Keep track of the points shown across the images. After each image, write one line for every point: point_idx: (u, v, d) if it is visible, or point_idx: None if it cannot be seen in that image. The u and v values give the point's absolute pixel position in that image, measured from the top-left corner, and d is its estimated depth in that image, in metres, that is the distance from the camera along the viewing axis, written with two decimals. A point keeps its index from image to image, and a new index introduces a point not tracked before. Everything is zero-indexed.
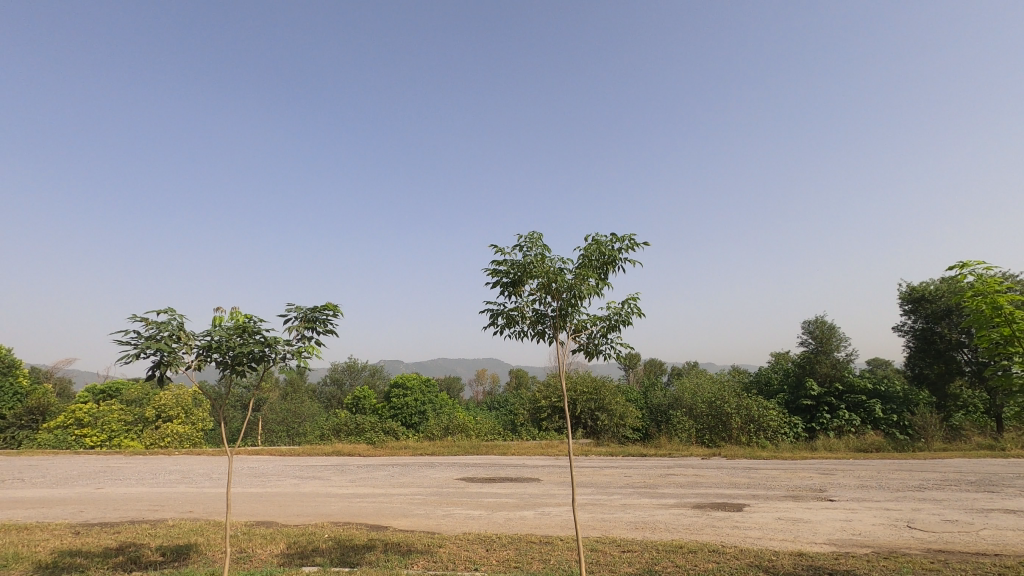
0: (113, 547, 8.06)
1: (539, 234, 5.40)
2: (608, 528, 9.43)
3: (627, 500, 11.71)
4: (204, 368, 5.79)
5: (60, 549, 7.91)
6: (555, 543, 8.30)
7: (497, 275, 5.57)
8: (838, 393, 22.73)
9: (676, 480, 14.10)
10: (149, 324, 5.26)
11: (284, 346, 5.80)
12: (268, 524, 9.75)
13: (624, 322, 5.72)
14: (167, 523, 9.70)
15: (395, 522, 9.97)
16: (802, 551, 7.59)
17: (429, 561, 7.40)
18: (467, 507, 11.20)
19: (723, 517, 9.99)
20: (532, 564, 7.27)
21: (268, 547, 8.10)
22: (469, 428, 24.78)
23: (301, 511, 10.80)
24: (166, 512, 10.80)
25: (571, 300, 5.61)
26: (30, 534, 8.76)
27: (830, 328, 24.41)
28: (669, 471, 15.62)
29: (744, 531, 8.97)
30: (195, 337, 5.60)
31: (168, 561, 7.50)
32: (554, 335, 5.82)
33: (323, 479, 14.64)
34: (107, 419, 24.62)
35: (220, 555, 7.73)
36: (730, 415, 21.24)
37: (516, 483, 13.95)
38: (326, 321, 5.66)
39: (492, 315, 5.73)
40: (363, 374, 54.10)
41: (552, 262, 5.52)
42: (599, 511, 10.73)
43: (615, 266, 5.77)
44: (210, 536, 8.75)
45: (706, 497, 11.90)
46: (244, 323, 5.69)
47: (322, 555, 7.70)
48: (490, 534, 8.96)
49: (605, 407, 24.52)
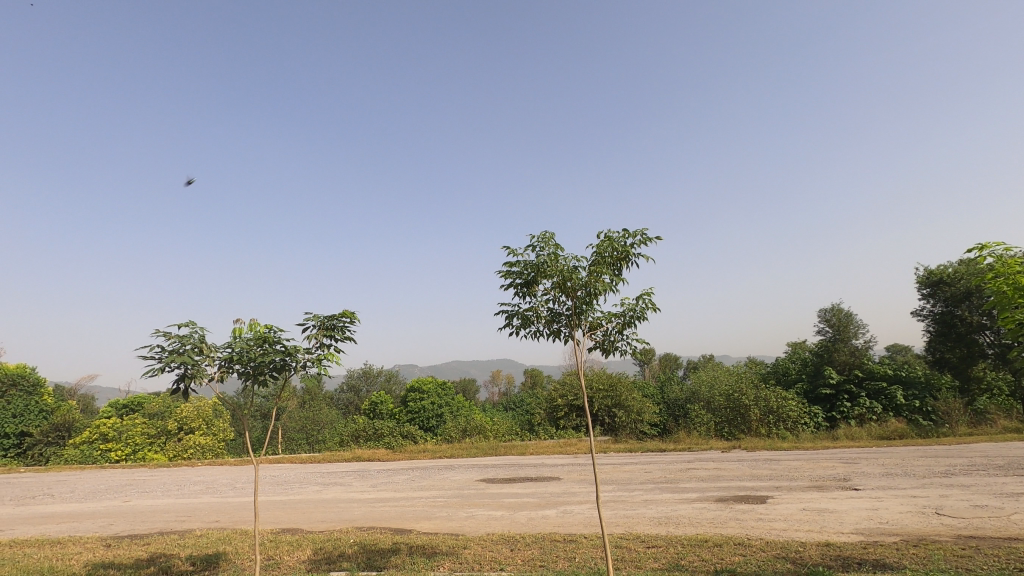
0: (144, 558, 8.22)
1: (552, 233, 5.41)
2: (631, 524, 9.41)
3: (649, 495, 11.69)
4: (226, 380, 5.89)
5: (93, 562, 8.08)
6: (579, 541, 8.32)
7: (511, 275, 5.60)
8: (858, 380, 22.46)
9: (697, 474, 14.04)
10: (172, 338, 5.38)
11: (304, 355, 5.87)
12: (293, 531, 9.88)
13: (639, 317, 5.71)
14: (195, 534, 9.87)
15: (419, 525, 10.06)
16: (829, 542, 7.54)
17: (455, 562, 7.48)
18: (489, 507, 11.25)
19: (747, 510, 9.93)
20: (558, 563, 7.29)
21: (296, 553, 8.23)
22: (486, 430, 24.87)
23: (325, 518, 10.92)
24: (193, 523, 10.97)
25: (586, 297, 5.63)
26: (64, 548, 8.98)
27: (847, 316, 24.25)
28: (689, 465, 15.53)
29: (769, 523, 8.92)
30: (217, 349, 5.71)
31: (199, 570, 7.65)
32: (569, 333, 5.84)
33: (345, 485, 14.80)
34: (131, 433, 25.15)
35: (249, 563, 7.87)
36: (749, 407, 21.15)
37: (537, 482, 13.99)
38: (344, 328, 5.72)
39: (507, 316, 5.77)
40: (380, 380, 54.56)
41: (566, 261, 5.53)
42: (621, 507, 10.72)
43: (629, 261, 5.76)
44: (238, 544, 8.91)
45: (728, 490, 11.81)
46: (265, 333, 5.79)
47: (349, 560, 7.81)
48: (513, 534, 9.01)
49: (622, 403, 24.51)
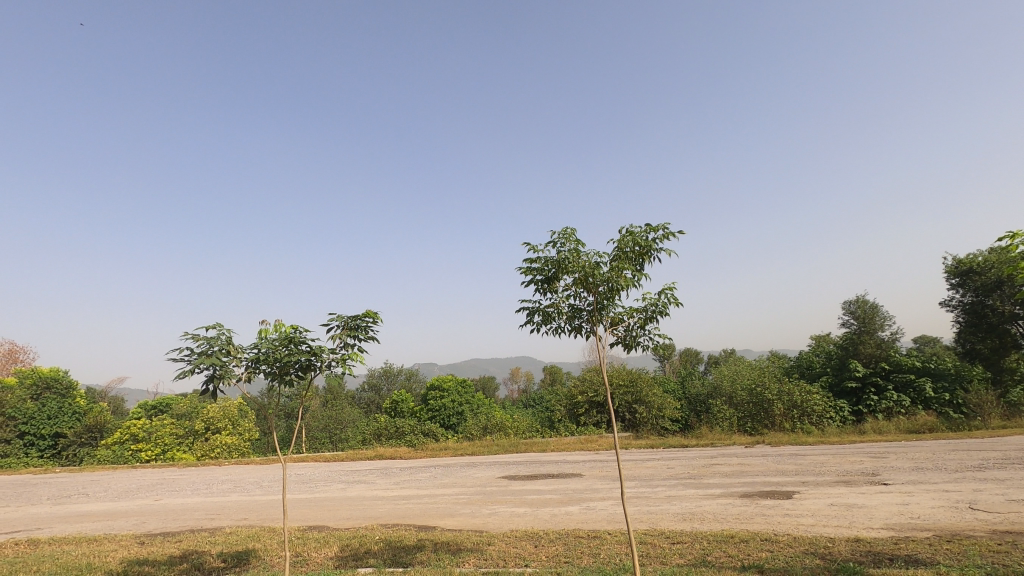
0: (177, 555, 8.43)
1: (573, 229, 5.39)
2: (656, 520, 9.35)
3: (672, 491, 11.62)
4: (254, 380, 6.00)
5: (128, 559, 8.30)
6: (603, 538, 8.30)
7: (532, 272, 5.60)
8: (884, 373, 22.03)
9: (721, 470, 13.91)
10: (200, 340, 5.49)
11: (329, 354, 5.96)
12: (319, 528, 10.03)
13: (662, 312, 5.68)
14: (224, 531, 10.07)
15: (442, 522, 10.14)
16: (859, 538, 7.42)
17: (480, 558, 7.51)
18: (511, 504, 11.29)
19: (773, 506, 9.79)
20: (582, 559, 7.29)
21: (323, 550, 8.36)
22: (507, 427, 24.93)
23: (351, 515, 11.07)
24: (222, 520, 11.20)
25: (608, 292, 5.62)
26: (99, 546, 9.23)
27: (872, 307, 23.77)
28: (713, 461, 15.37)
29: (796, 518, 8.80)
30: (244, 350, 5.81)
31: (230, 567, 7.82)
32: (591, 329, 5.83)
33: (368, 483, 14.97)
34: (160, 433, 25.85)
35: (278, 560, 8.02)
36: (772, 402, 20.88)
37: (559, 479, 14.00)
38: (367, 328, 5.77)
39: (528, 312, 5.78)
40: (400, 378, 55.07)
41: (587, 256, 5.51)
42: (644, 503, 10.66)
43: (651, 256, 5.73)
44: (267, 541, 9.07)
45: (753, 485, 11.67)
46: (290, 334, 5.88)
47: (376, 557, 7.91)
48: (536, 530, 9.04)
49: (642, 399, 24.37)
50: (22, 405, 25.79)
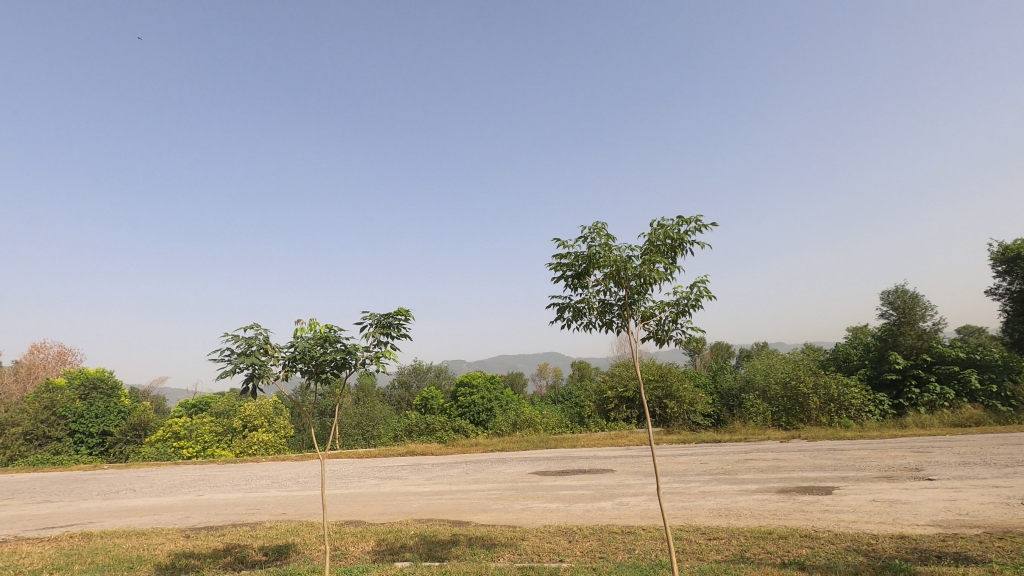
0: (221, 549, 8.70)
1: (604, 223, 5.35)
2: (691, 516, 9.25)
3: (707, 487, 11.48)
4: (291, 378, 6.15)
5: (175, 552, 8.61)
6: (637, 533, 8.25)
7: (562, 268, 5.59)
8: (926, 365, 21.28)
9: (756, 465, 13.66)
10: (239, 341, 5.66)
11: (363, 352, 6.05)
12: (356, 523, 10.23)
13: (694, 305, 5.59)
14: (264, 526, 10.35)
15: (476, 517, 10.23)
16: (904, 535, 7.19)
17: (515, 553, 7.55)
18: (544, 500, 11.31)
19: (812, 502, 9.57)
20: (617, 555, 7.26)
21: (360, 544, 8.53)
22: (536, 423, 24.97)
23: (386, 510, 11.25)
24: (262, 515, 11.52)
25: (639, 287, 5.57)
26: (148, 539, 9.59)
27: (913, 297, 22.82)
28: (747, 456, 15.10)
29: (836, 514, 8.59)
30: (281, 349, 5.95)
31: (271, 560, 8.03)
32: (622, 324, 5.79)
33: (401, 479, 15.19)
34: (201, 431, 26.82)
35: (317, 554, 8.20)
36: (808, 396, 20.43)
37: (590, 474, 13.96)
38: (400, 325, 5.85)
39: (559, 309, 5.77)
40: (429, 375, 55.64)
41: (618, 251, 5.46)
42: (678, 499, 10.56)
43: (683, 248, 5.65)
44: (306, 535, 9.29)
45: (791, 481, 11.43)
46: (325, 333, 5.98)
47: (411, 551, 8.03)
48: (570, 525, 9.04)
49: (673, 393, 24.03)
50: (71, 404, 26.94)
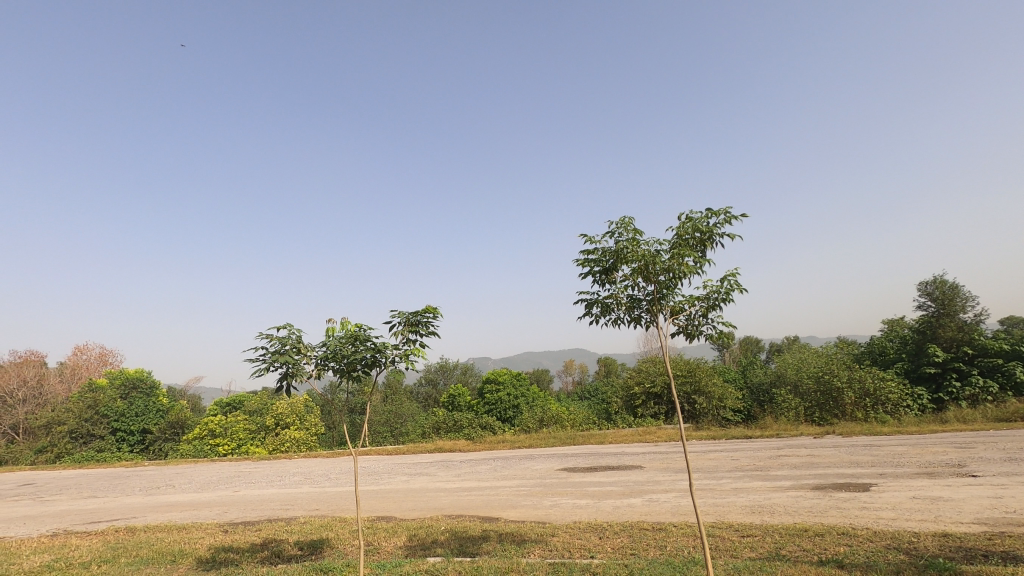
0: (258, 543, 8.93)
1: (631, 218, 5.31)
2: (723, 513, 9.12)
3: (739, 483, 11.29)
4: (323, 376, 6.27)
5: (215, 546, 8.87)
6: (669, 530, 8.18)
7: (589, 263, 5.56)
8: (967, 358, 20.54)
9: (789, 461, 13.40)
10: (273, 340, 5.79)
11: (393, 350, 6.13)
12: (387, 518, 10.38)
13: (725, 299, 5.51)
14: (299, 521, 10.58)
15: (505, 513, 10.27)
16: (947, 533, 6.96)
17: (545, 549, 7.56)
18: (573, 496, 11.31)
19: (849, 498, 9.34)
20: (649, 551, 7.21)
21: (392, 540, 8.66)
22: (563, 419, 24.92)
23: (416, 506, 11.39)
24: (296, 510, 11.79)
25: (668, 282, 5.51)
26: (189, 533, 9.90)
27: (952, 288, 21.77)
28: (780, 452, 14.80)
29: (874, 512, 8.37)
30: (313, 348, 6.07)
31: (306, 555, 8.21)
32: (651, 319, 5.73)
33: (430, 476, 15.33)
34: (235, 429, 27.63)
35: (351, 549, 8.35)
36: (842, 390, 19.95)
37: (619, 471, 13.89)
38: (428, 323, 5.91)
39: (586, 304, 5.75)
40: (456, 373, 55.99)
41: (646, 245, 5.41)
42: (710, 495, 10.42)
43: (712, 242, 5.56)
44: (339, 531, 9.47)
45: (826, 477, 11.17)
46: (355, 332, 6.08)
47: (443, 547, 8.11)
48: (599, 522, 9.01)
49: (702, 389, 23.74)
50: (113, 403, 27.91)
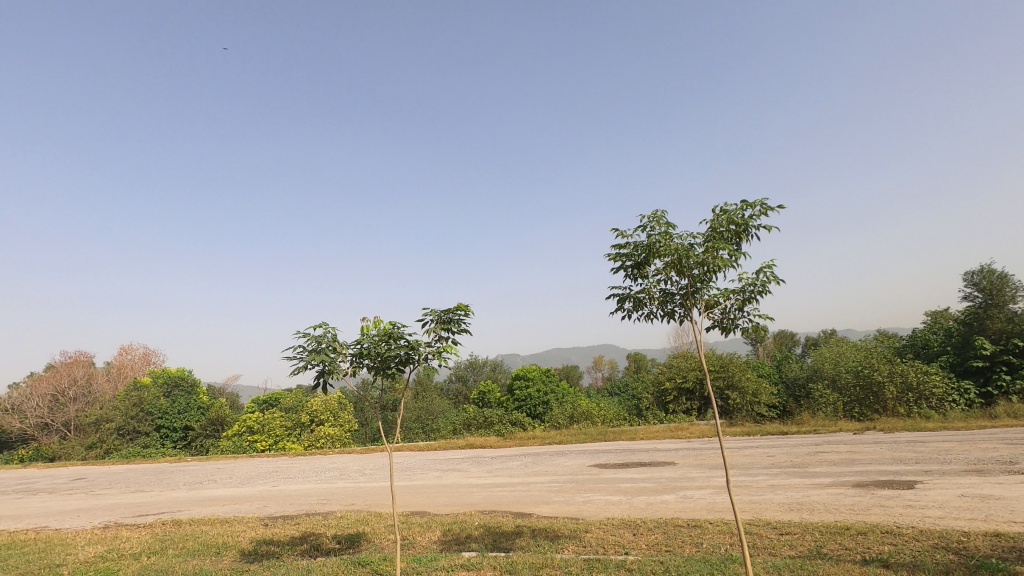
0: (298, 536, 9.17)
1: (663, 211, 5.24)
2: (760, 510, 8.96)
3: (776, 480, 11.07)
4: (359, 374, 6.39)
5: (257, 539, 9.15)
6: (704, 527, 8.08)
7: (621, 258, 5.52)
8: (1018, 350, 19.58)
9: (828, 458, 13.05)
10: (310, 339, 5.93)
11: (426, 348, 6.20)
12: (422, 513, 10.53)
13: (761, 292, 5.40)
14: (336, 515, 10.82)
15: (538, 509, 10.31)
16: (999, 532, 6.69)
17: (580, 545, 7.56)
18: (605, 492, 11.26)
19: (892, 496, 9.06)
20: (684, 548, 7.13)
21: (427, 534, 8.78)
22: (594, 415, 24.84)
23: (449, 502, 11.53)
24: (333, 505, 12.06)
25: (702, 275, 5.42)
26: (231, 526, 10.23)
27: (1002, 277, 20.70)
28: (818, 448, 14.43)
29: (920, 510, 8.09)
30: (348, 346, 6.19)
31: (344, 548, 8.40)
32: (685, 313, 5.65)
33: (462, 471, 15.48)
34: (272, 426, 28.40)
35: (387, 543, 8.51)
36: (883, 385, 19.33)
37: (652, 467, 13.77)
38: (460, 321, 5.95)
39: (618, 299, 5.71)
40: (485, 369, 56.40)
41: (679, 239, 5.34)
42: (745, 492, 10.25)
43: (748, 234, 5.45)
44: (375, 525, 9.66)
45: (868, 474, 10.84)
46: (389, 330, 6.15)
47: (477, 541, 8.18)
48: (633, 518, 8.96)
49: (735, 384, 23.30)
50: (156, 401, 28.96)
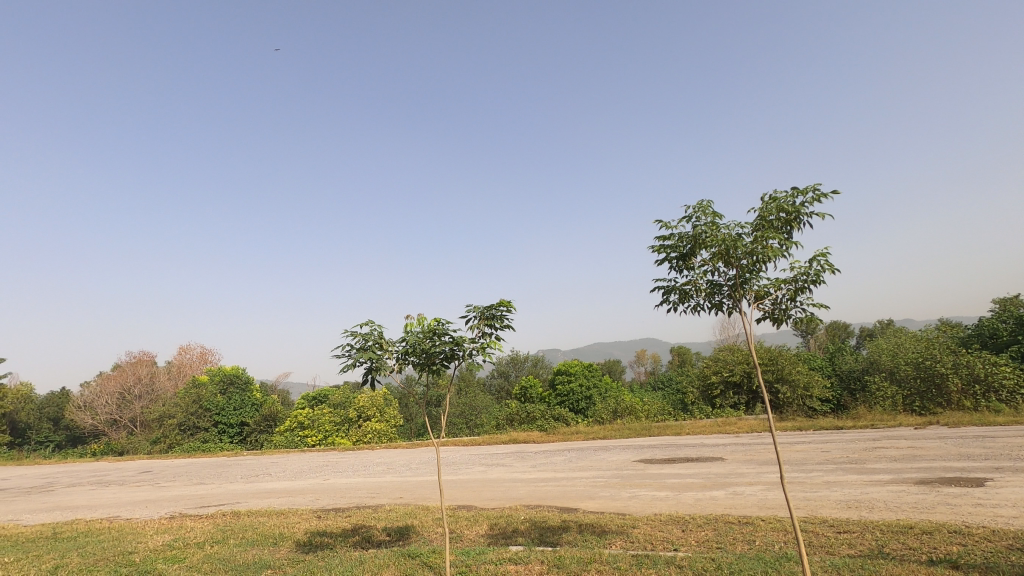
0: (350, 528, 9.44)
1: (709, 201, 5.11)
2: (816, 508, 8.66)
3: (832, 476, 10.66)
4: (405, 370, 6.50)
5: (311, 530, 9.48)
6: (756, 523, 7.87)
7: (666, 249, 5.42)
8: None
9: (888, 454, 12.48)
10: (357, 337, 6.07)
11: (470, 344, 6.25)
12: (468, 507, 10.67)
13: (815, 281, 5.20)
14: (385, 508, 11.08)
15: (584, 504, 10.28)
16: None
17: (627, 541, 7.49)
18: (652, 488, 11.11)
19: (960, 495, 8.58)
20: (736, 546, 6.96)
21: (474, 528, 8.88)
22: (638, 410, 24.53)
23: (494, 496, 11.64)
24: (382, 498, 12.36)
25: (751, 265, 5.26)
26: (286, 518, 10.63)
27: None
28: (876, 444, 13.82)
29: (991, 509, 7.64)
30: (394, 343, 6.30)
31: (394, 540, 8.61)
32: (733, 305, 5.51)
33: (507, 466, 15.59)
34: (322, 421, 29.30)
35: (435, 535, 8.65)
36: (947, 377, 18.33)
37: (699, 462, 13.51)
38: (503, 317, 5.98)
39: (663, 292, 5.62)
40: (527, 365, 56.55)
41: (727, 228, 5.19)
42: (799, 489, 9.91)
43: (800, 222, 5.26)
44: (423, 518, 9.84)
45: (931, 471, 10.31)
46: (433, 327, 6.24)
47: (523, 536, 8.24)
48: (681, 514, 8.81)
49: (785, 377, 22.51)
50: (213, 398, 30.33)
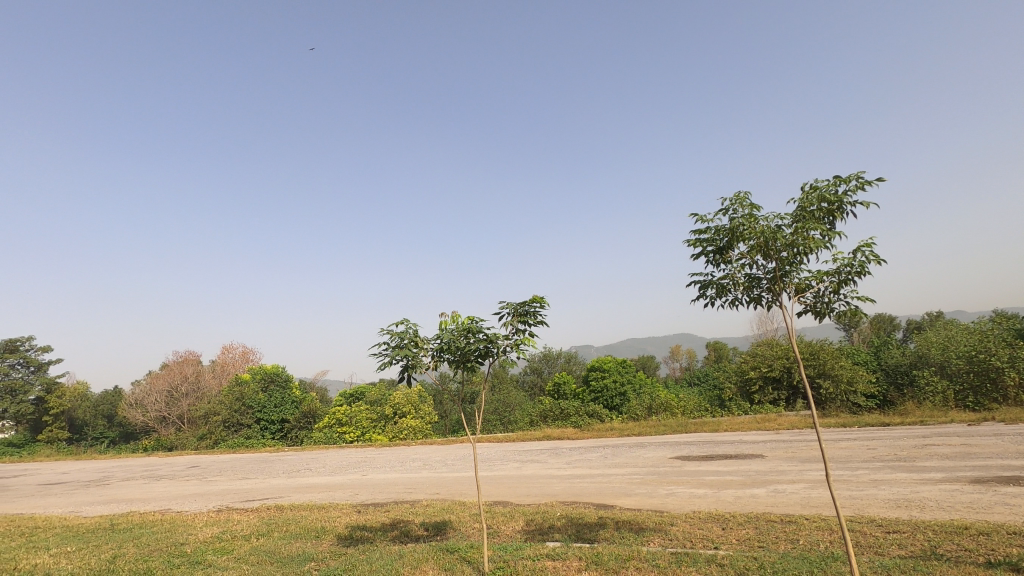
0: (388, 523, 9.61)
1: (746, 193, 5.00)
2: (862, 506, 8.39)
3: (879, 475, 10.30)
4: (440, 367, 6.59)
5: (351, 524, 9.70)
6: (799, 522, 7.68)
7: (701, 243, 5.33)
8: None
9: (938, 451, 11.99)
10: (394, 335, 6.17)
11: (504, 340, 6.27)
12: (504, 503, 10.75)
13: (859, 273, 5.03)
14: (422, 503, 11.24)
15: (620, 501, 10.21)
16: None
17: (665, 539, 7.40)
18: (689, 485, 10.95)
19: (1019, 495, 8.18)
20: (779, 545, 6.81)
21: (511, 524, 8.94)
22: (673, 406, 24.18)
23: (530, 492, 11.67)
24: (419, 494, 12.55)
25: (791, 257, 5.13)
26: (327, 512, 10.89)
27: None
28: (926, 441, 13.28)
29: None
30: (429, 341, 6.38)
31: (432, 535, 8.73)
32: (773, 299, 5.38)
33: (541, 462, 15.60)
34: (359, 418, 29.90)
35: (472, 531, 8.74)
36: (1002, 371, 17.45)
37: (738, 459, 13.24)
38: (536, 313, 5.98)
39: (700, 287, 5.53)
40: (560, 361, 56.45)
41: (765, 220, 5.07)
42: (844, 487, 9.61)
43: (842, 211, 5.10)
44: (459, 514, 9.95)
45: (986, 470, 9.86)
46: (467, 325, 6.28)
47: (560, 532, 8.25)
48: (721, 512, 8.65)
49: (828, 372, 21.83)
50: (255, 396, 31.29)
